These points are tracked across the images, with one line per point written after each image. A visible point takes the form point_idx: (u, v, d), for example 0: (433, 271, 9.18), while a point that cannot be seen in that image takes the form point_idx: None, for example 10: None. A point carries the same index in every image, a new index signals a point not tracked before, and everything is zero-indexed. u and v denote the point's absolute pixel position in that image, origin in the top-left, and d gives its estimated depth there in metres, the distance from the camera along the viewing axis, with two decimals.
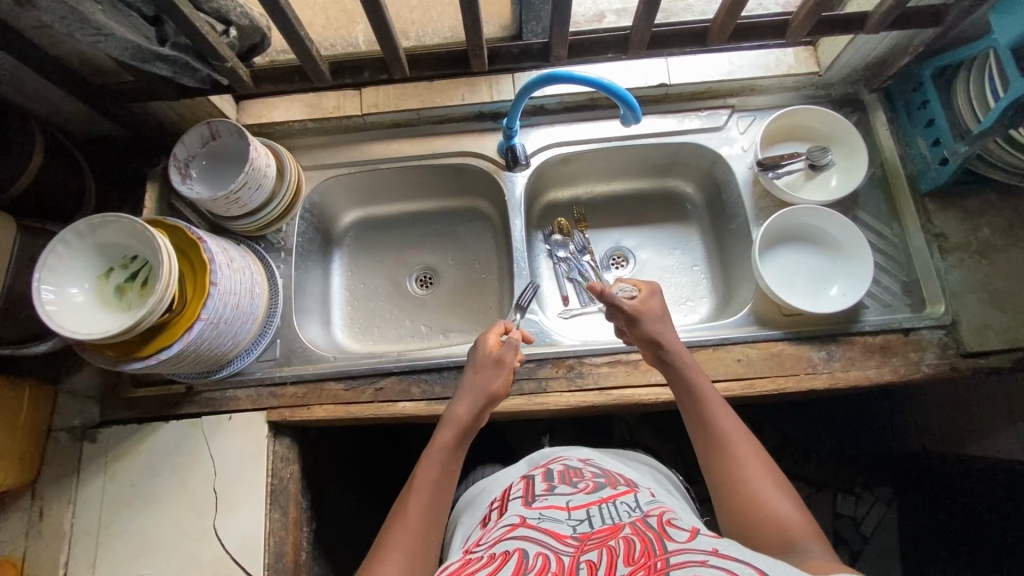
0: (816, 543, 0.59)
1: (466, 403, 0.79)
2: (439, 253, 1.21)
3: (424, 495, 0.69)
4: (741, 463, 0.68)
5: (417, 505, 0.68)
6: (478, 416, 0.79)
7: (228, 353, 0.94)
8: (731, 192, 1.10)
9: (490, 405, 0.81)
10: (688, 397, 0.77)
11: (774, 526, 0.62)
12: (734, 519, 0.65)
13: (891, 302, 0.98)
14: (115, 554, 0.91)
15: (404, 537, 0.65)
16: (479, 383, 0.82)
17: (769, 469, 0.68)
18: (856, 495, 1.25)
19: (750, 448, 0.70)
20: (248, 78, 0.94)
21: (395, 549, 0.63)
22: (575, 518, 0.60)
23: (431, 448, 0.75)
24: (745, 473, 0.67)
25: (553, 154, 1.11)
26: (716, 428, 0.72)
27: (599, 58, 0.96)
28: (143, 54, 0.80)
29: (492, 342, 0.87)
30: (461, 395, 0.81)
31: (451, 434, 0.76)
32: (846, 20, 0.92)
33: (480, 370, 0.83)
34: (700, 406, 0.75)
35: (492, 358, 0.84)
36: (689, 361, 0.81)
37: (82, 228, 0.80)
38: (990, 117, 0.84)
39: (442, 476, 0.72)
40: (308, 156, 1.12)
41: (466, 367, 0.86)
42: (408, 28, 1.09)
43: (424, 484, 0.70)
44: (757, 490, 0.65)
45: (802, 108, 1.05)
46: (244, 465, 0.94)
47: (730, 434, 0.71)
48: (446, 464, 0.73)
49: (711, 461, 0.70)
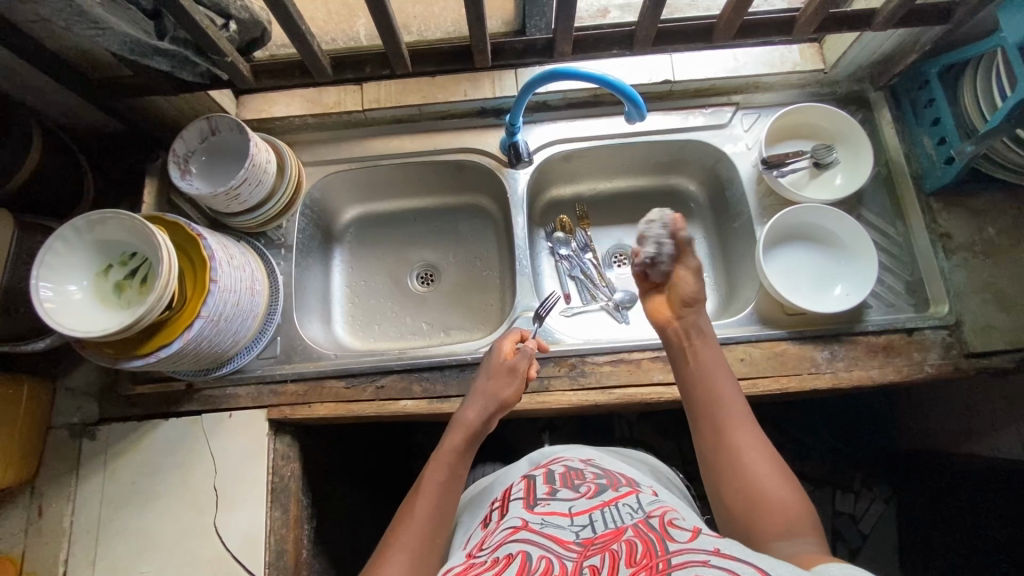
0: (812, 537, 0.60)
1: (477, 408, 0.79)
2: (440, 250, 1.20)
3: (431, 496, 0.69)
4: (746, 455, 0.67)
5: (422, 507, 0.68)
6: (487, 423, 0.79)
7: (228, 350, 0.93)
8: (735, 190, 1.09)
9: (500, 413, 0.81)
10: (699, 384, 0.75)
11: (774, 514, 0.62)
12: (731, 506, 0.65)
13: (895, 302, 0.98)
14: (115, 552, 0.90)
15: (407, 538, 0.64)
16: (491, 388, 0.81)
17: (774, 461, 0.67)
18: (855, 492, 1.26)
19: (753, 431, 0.70)
20: (249, 73, 0.92)
21: (400, 552, 0.63)
22: (578, 524, 0.59)
23: (442, 450, 0.74)
24: (748, 458, 0.67)
25: (556, 150, 1.10)
26: (722, 410, 0.72)
27: (604, 54, 0.95)
28: (141, 48, 0.78)
29: (507, 349, 0.86)
30: (474, 399, 0.81)
31: (461, 438, 0.75)
32: (853, 17, 0.91)
33: (494, 377, 0.83)
34: (710, 396, 0.73)
35: (505, 366, 0.83)
36: (710, 340, 0.79)
37: (80, 224, 0.79)
38: (997, 117, 0.84)
39: (449, 479, 0.71)
40: (308, 151, 1.10)
41: (478, 373, 0.86)
42: (410, 22, 1.07)
43: (431, 485, 0.70)
44: (757, 474, 0.65)
45: (807, 107, 1.04)
46: (244, 463, 0.93)
47: (737, 426, 0.70)
48: (454, 468, 0.72)
49: (716, 452, 0.69)
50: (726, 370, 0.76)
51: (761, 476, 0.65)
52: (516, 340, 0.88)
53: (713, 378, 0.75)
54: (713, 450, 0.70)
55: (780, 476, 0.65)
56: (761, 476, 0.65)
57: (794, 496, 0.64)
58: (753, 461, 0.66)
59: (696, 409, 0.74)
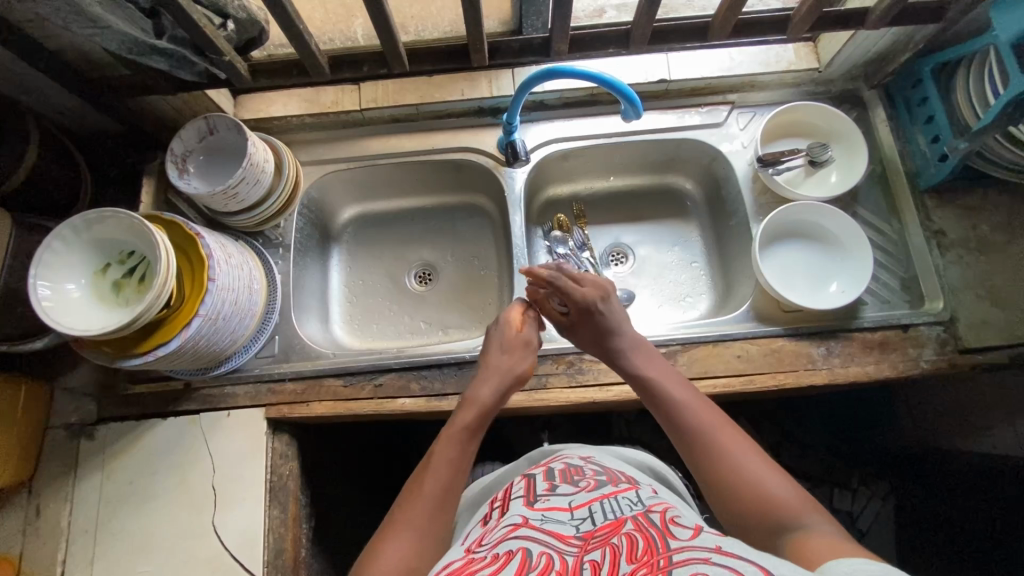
0: (816, 517, 0.59)
1: (491, 384, 0.79)
2: (439, 249, 1.20)
3: (440, 474, 0.68)
4: (729, 453, 0.66)
5: (430, 484, 0.67)
6: (499, 399, 0.79)
7: (226, 350, 0.93)
8: (731, 189, 1.10)
9: (513, 388, 0.82)
10: (662, 397, 0.74)
11: (766, 505, 0.61)
12: (733, 508, 0.63)
13: (890, 298, 0.99)
14: (114, 551, 0.90)
15: (415, 514, 0.64)
16: (506, 364, 0.82)
17: (756, 452, 0.66)
18: (852, 490, 1.22)
19: (727, 428, 0.69)
20: (247, 72, 0.93)
21: (406, 528, 0.63)
22: (578, 518, 0.60)
23: (452, 428, 0.74)
24: (733, 456, 0.65)
25: (553, 149, 1.10)
26: (688, 420, 0.70)
27: (599, 53, 0.96)
28: (139, 47, 0.79)
29: (516, 321, 0.87)
30: (487, 375, 0.81)
31: (474, 415, 0.75)
32: (847, 16, 0.92)
33: (508, 352, 0.84)
34: (675, 405, 0.72)
35: (519, 340, 0.85)
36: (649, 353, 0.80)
37: (78, 222, 0.79)
38: (990, 114, 0.85)
39: (459, 456, 0.71)
40: (306, 151, 1.11)
41: (490, 343, 0.87)
42: (407, 22, 1.08)
43: (440, 462, 0.69)
44: (740, 465, 0.64)
45: (801, 104, 1.05)
46: (243, 462, 0.93)
47: (711, 426, 0.69)
48: (464, 444, 0.72)
49: (699, 458, 0.67)
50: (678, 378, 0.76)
51: (748, 469, 0.64)
52: (523, 310, 0.90)
53: (668, 390, 0.74)
54: (690, 457, 0.68)
55: (766, 466, 0.64)
56: (745, 467, 0.64)
57: (783, 481, 0.63)
58: (739, 457, 0.65)
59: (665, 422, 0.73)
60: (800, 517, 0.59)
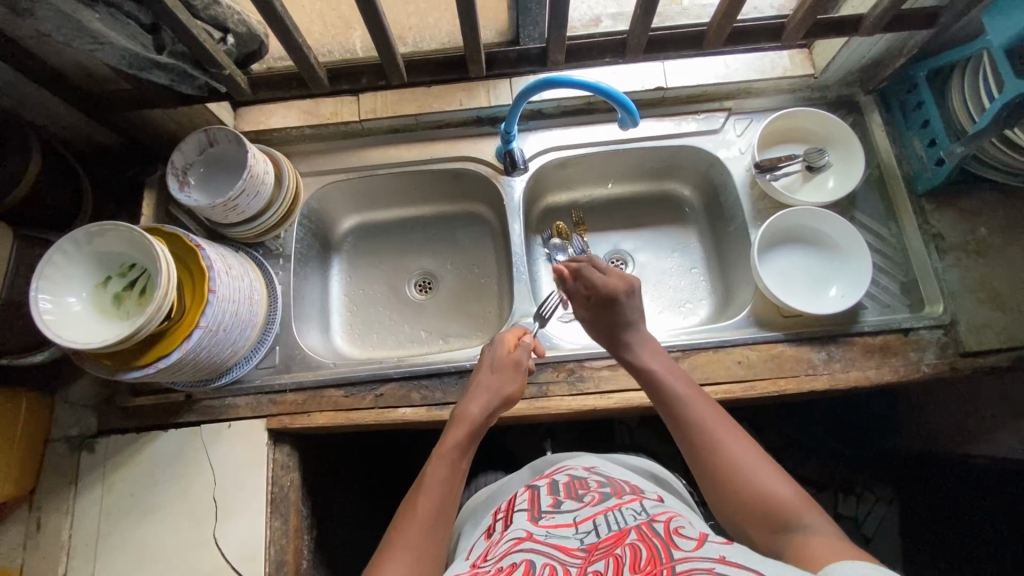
0: (816, 517, 0.58)
1: (480, 402, 0.79)
2: (438, 258, 1.20)
3: (433, 494, 0.68)
4: (730, 449, 0.66)
5: (424, 504, 0.67)
6: (489, 417, 0.79)
7: (227, 361, 0.93)
8: (729, 195, 1.10)
9: (503, 407, 0.82)
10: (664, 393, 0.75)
11: (767, 504, 0.61)
12: (735, 507, 0.63)
13: (891, 302, 0.99)
14: (114, 564, 0.90)
15: (410, 535, 0.64)
16: (498, 383, 0.82)
17: (757, 450, 0.66)
18: (856, 495, 1.24)
19: (730, 425, 0.69)
20: (246, 85, 0.93)
21: (401, 549, 0.63)
22: (583, 532, 0.60)
23: (442, 446, 0.74)
24: (734, 452, 0.65)
25: (552, 157, 1.11)
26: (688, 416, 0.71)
27: (596, 62, 0.97)
28: (140, 62, 0.80)
29: (509, 342, 0.87)
30: (475, 394, 0.81)
31: (463, 434, 0.75)
32: (842, 23, 0.93)
33: (499, 370, 0.84)
34: (678, 401, 0.73)
35: (510, 359, 0.85)
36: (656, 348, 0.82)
37: (80, 236, 0.79)
38: (985, 118, 0.85)
39: (450, 475, 0.71)
40: (306, 162, 1.12)
41: (483, 363, 0.86)
42: (405, 34, 1.08)
43: (432, 484, 0.69)
44: (736, 460, 0.65)
45: (798, 110, 1.06)
46: (244, 473, 0.93)
47: (711, 421, 0.69)
48: (456, 463, 0.72)
49: (700, 455, 0.67)
50: (681, 375, 0.77)
51: (747, 466, 0.64)
52: (520, 333, 0.90)
53: (669, 385, 0.75)
54: (691, 454, 0.69)
55: (766, 464, 0.64)
56: (745, 465, 0.64)
57: (786, 482, 0.62)
58: (739, 452, 0.65)
59: (667, 418, 0.73)
60: (803, 518, 0.58)
